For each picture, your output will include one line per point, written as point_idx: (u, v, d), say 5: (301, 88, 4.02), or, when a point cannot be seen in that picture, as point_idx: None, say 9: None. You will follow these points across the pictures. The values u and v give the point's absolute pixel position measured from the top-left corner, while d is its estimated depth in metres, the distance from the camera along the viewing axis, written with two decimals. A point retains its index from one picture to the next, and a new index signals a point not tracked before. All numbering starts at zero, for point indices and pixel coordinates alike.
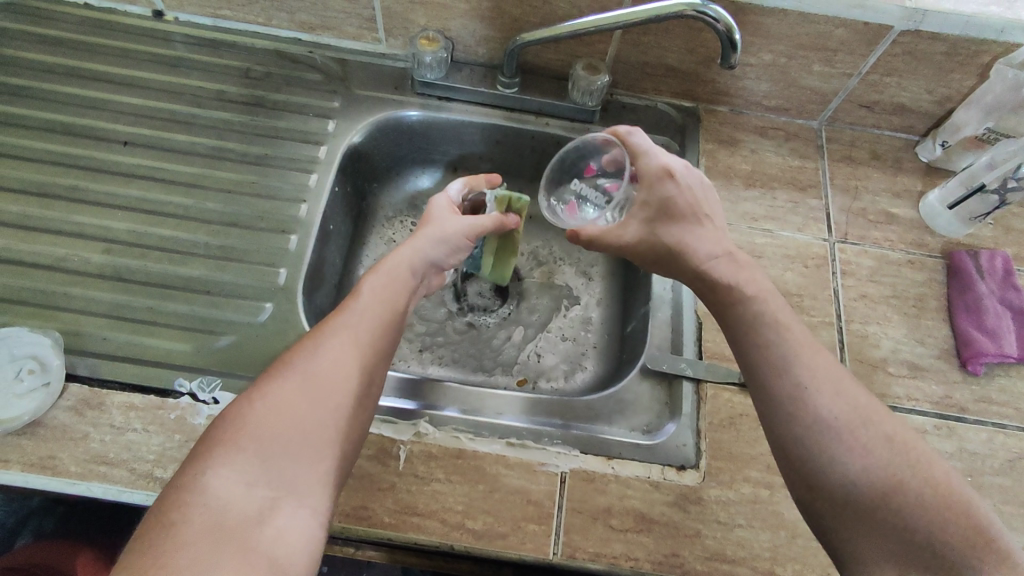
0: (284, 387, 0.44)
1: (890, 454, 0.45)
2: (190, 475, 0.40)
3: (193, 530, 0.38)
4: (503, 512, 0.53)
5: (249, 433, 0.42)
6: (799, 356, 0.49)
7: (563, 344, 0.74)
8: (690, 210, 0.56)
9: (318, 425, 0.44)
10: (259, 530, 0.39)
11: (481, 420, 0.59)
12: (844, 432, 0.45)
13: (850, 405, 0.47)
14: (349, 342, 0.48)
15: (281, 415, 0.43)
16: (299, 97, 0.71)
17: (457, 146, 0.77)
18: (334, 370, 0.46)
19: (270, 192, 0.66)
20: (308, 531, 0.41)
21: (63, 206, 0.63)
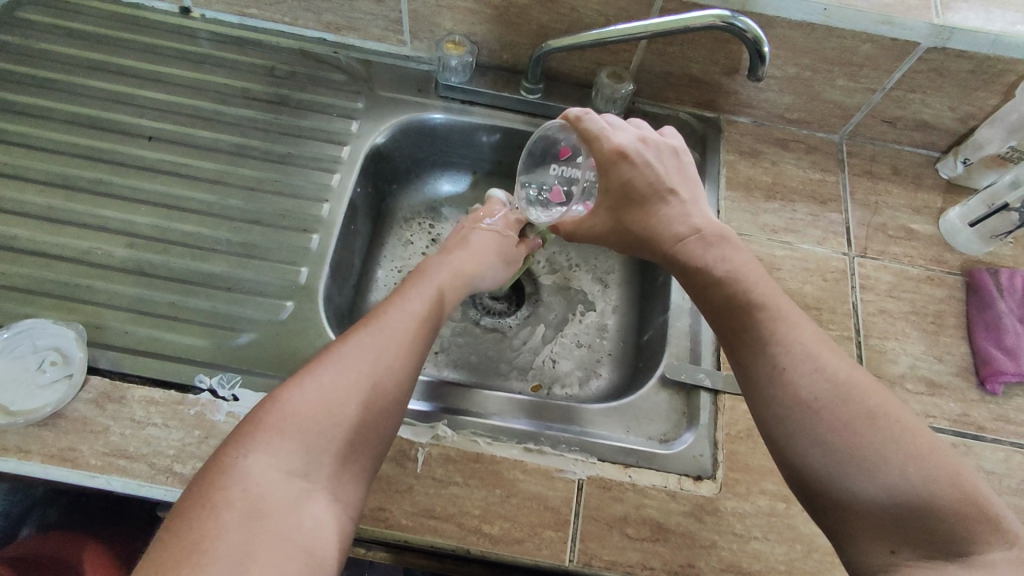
0: (327, 377, 0.44)
1: (869, 434, 0.42)
2: (230, 458, 0.40)
3: (233, 516, 0.38)
4: (519, 517, 0.53)
5: (292, 421, 0.42)
6: (776, 335, 0.47)
7: (578, 351, 0.74)
8: (653, 190, 0.55)
9: (358, 419, 0.44)
10: (295, 521, 0.39)
11: (497, 423, 0.59)
12: (825, 409, 0.44)
13: (831, 380, 0.45)
14: (395, 338, 0.48)
15: (324, 407, 0.43)
16: (323, 97, 0.72)
17: (479, 150, 0.77)
18: (379, 366, 0.46)
19: (292, 191, 0.66)
20: (336, 526, 0.41)
21: (88, 198, 0.63)
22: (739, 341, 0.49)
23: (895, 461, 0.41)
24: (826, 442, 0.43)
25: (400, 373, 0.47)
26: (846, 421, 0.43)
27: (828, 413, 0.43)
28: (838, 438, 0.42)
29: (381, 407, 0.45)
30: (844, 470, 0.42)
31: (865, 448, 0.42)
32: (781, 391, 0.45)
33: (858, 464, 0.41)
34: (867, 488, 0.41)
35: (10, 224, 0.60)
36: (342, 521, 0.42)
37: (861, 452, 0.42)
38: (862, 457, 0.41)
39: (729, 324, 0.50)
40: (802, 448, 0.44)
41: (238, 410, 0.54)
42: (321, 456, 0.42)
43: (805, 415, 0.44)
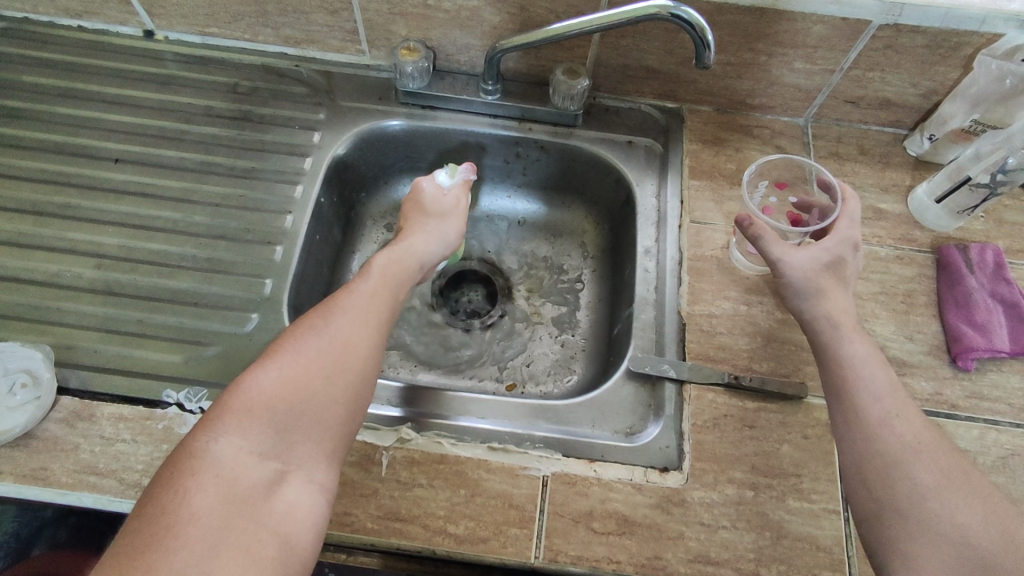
0: (292, 362, 0.46)
1: (960, 483, 0.45)
2: (197, 444, 0.42)
3: (205, 501, 0.39)
4: (484, 516, 0.53)
5: (259, 406, 0.44)
6: (868, 373, 0.51)
7: (552, 348, 0.74)
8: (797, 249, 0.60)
9: (326, 403, 0.46)
10: (268, 506, 0.41)
11: (465, 424, 0.59)
12: (908, 437, 0.48)
13: (938, 438, 0.48)
14: (355, 323, 0.50)
15: (291, 391, 0.45)
16: (285, 111, 0.73)
17: (444, 154, 0.77)
18: (342, 349, 0.48)
19: (257, 205, 0.67)
20: (313, 507, 0.43)
21: (57, 222, 0.64)
22: (830, 376, 0.53)
23: (960, 500, 0.44)
24: (895, 465, 0.46)
25: (364, 355, 0.49)
26: (922, 453, 0.47)
27: (916, 446, 0.47)
28: (933, 474, 0.46)
29: (347, 389, 0.47)
30: (911, 492, 0.45)
31: (955, 491, 0.45)
32: (858, 411, 0.49)
33: (919, 489, 0.45)
34: (943, 520, 0.44)
35: None
36: (319, 503, 0.44)
37: (949, 491, 0.45)
38: (924, 482, 0.45)
39: (828, 362, 0.53)
40: (868, 464, 0.47)
41: None
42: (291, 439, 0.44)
43: (874, 436, 0.48)
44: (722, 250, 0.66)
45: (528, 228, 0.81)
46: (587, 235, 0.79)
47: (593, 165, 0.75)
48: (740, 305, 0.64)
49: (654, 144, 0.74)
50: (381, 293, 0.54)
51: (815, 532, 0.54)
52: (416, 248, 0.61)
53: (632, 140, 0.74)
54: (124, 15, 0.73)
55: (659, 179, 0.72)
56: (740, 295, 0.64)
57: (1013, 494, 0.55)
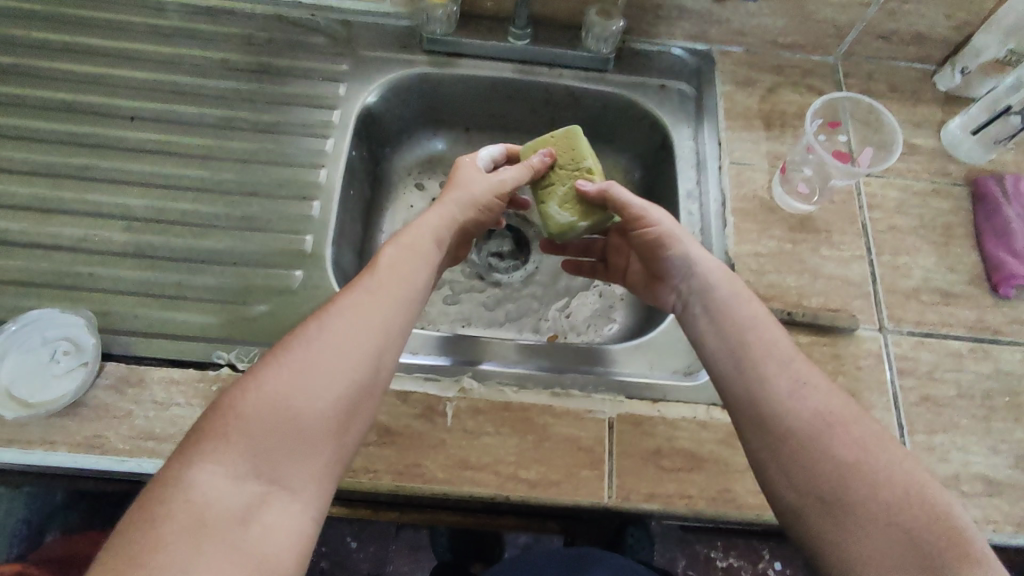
0: (278, 372, 0.41)
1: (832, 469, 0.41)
2: (172, 469, 0.38)
3: (172, 528, 0.35)
4: (554, 460, 0.53)
5: (240, 422, 0.39)
6: (749, 355, 0.47)
7: (591, 299, 0.73)
8: (658, 242, 0.55)
9: (317, 415, 0.41)
10: (245, 529, 0.37)
11: (526, 371, 0.58)
12: (791, 424, 0.43)
13: (812, 412, 0.43)
14: (352, 322, 0.44)
15: (275, 404, 0.40)
16: (304, 62, 0.69)
17: (472, 106, 0.75)
18: (335, 353, 0.43)
19: (286, 159, 0.64)
20: (304, 530, 0.39)
21: (76, 184, 0.61)
22: (720, 375, 0.48)
23: (831, 490, 0.40)
24: (775, 458, 0.43)
25: (364, 358, 0.44)
26: (781, 446, 0.43)
27: (795, 433, 0.43)
28: (805, 468, 0.41)
29: (347, 398, 0.42)
30: (814, 478, 0.41)
31: (828, 483, 0.41)
32: (762, 407, 0.44)
33: (828, 472, 0.41)
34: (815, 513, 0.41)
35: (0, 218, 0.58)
36: (306, 523, 0.39)
37: (824, 485, 0.41)
38: (797, 475, 0.42)
39: (724, 361, 0.48)
40: (785, 459, 0.42)
41: None
42: (281, 455, 0.39)
43: (784, 431, 0.43)
44: (765, 190, 0.66)
45: None
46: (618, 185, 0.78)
47: (625, 111, 0.73)
48: (785, 243, 0.64)
49: (687, 88, 0.72)
50: (393, 283, 0.48)
51: None
52: (439, 229, 0.54)
53: (664, 83, 0.72)
54: None
55: (694, 124, 0.71)
56: (785, 234, 0.64)
57: None
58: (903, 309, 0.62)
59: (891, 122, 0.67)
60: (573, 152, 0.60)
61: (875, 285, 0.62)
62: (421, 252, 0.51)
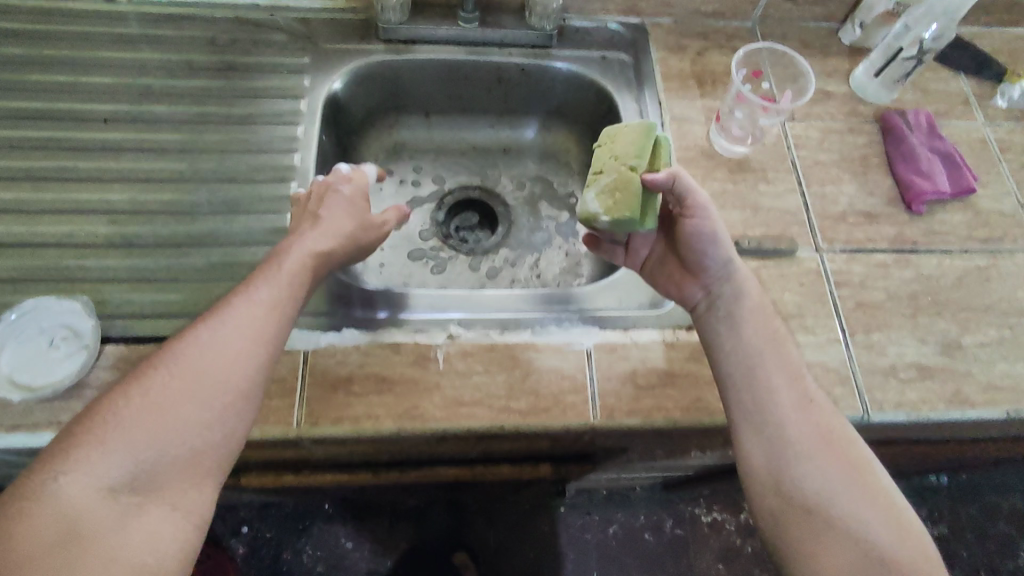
0: (146, 393, 0.45)
1: (807, 468, 0.50)
2: (38, 482, 0.42)
3: (44, 541, 0.40)
4: (542, 390, 0.58)
5: (108, 438, 0.43)
6: (765, 364, 0.54)
7: (557, 258, 0.79)
8: (699, 236, 0.58)
9: (184, 428, 0.45)
10: (116, 537, 0.42)
11: (508, 314, 0.63)
12: (801, 424, 0.52)
13: (814, 425, 0.52)
14: (215, 345, 0.48)
15: (140, 422, 0.44)
16: (268, 58, 0.73)
17: (430, 90, 0.80)
18: (197, 374, 0.47)
19: (260, 147, 0.68)
20: (177, 531, 0.44)
21: (55, 185, 0.63)
22: (739, 368, 0.54)
23: (794, 480, 0.50)
24: (767, 444, 0.51)
25: (227, 376, 0.47)
26: (771, 434, 0.51)
27: (792, 434, 0.51)
28: (781, 456, 0.51)
29: (214, 412, 0.46)
30: (790, 468, 0.50)
31: (796, 473, 0.50)
32: (765, 399, 0.53)
33: (800, 471, 0.50)
34: (777, 495, 0.50)
35: None
36: (182, 523, 0.44)
37: (790, 473, 0.50)
38: (773, 461, 0.51)
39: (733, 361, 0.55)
40: (779, 447, 0.51)
41: None
42: (149, 464, 0.44)
43: (779, 425, 0.52)
44: (704, 140, 0.73)
45: (517, 153, 0.86)
46: (571, 154, 0.85)
47: (571, 83, 0.79)
48: (727, 184, 0.71)
49: (626, 57, 0.79)
50: (262, 299, 0.51)
51: (824, 358, 0.62)
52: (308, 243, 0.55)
53: (604, 56, 0.79)
54: None
55: (636, 86, 0.78)
56: (726, 176, 0.71)
57: (970, 305, 0.66)
58: (834, 231, 0.69)
59: (801, 70, 0.77)
60: (639, 148, 0.57)
61: (808, 213, 0.70)
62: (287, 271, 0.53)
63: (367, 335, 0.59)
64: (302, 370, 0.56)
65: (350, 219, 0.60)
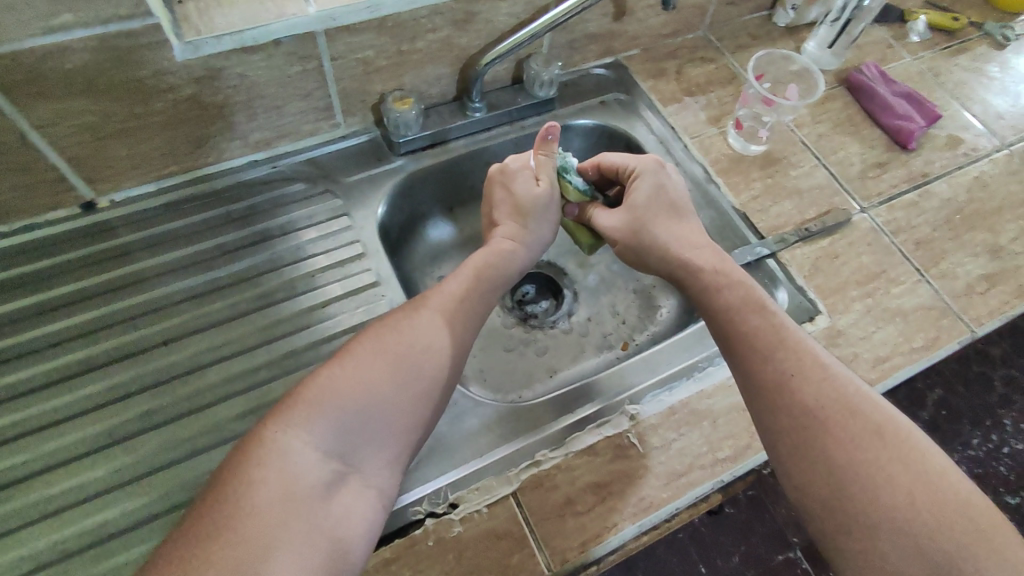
0: (363, 366, 0.50)
1: (836, 447, 0.46)
2: (268, 434, 0.45)
3: (268, 494, 0.42)
4: (734, 429, 0.60)
5: (330, 401, 0.47)
6: (765, 344, 0.52)
7: (631, 299, 0.81)
8: (627, 250, 0.64)
9: (394, 408, 0.49)
10: (325, 507, 0.43)
11: (664, 372, 0.63)
12: (822, 426, 0.47)
13: (830, 398, 0.48)
14: (418, 334, 0.53)
15: (359, 390, 0.48)
16: (297, 212, 0.69)
17: (454, 186, 0.79)
18: (409, 356, 0.51)
19: (341, 308, 0.64)
20: (365, 518, 0.45)
21: (155, 435, 0.55)
22: (752, 374, 0.51)
23: (821, 465, 0.46)
24: (789, 424, 0.48)
25: (433, 363, 0.52)
26: (786, 412, 0.49)
27: (809, 408, 0.48)
28: (799, 435, 0.47)
29: (411, 404, 0.50)
30: (817, 449, 0.46)
31: (827, 461, 0.46)
32: (762, 373, 0.51)
33: (824, 450, 0.46)
34: (808, 482, 0.46)
35: (93, 513, 0.51)
36: (372, 511, 0.46)
37: (814, 454, 0.46)
38: (789, 442, 0.48)
39: (721, 324, 0.55)
40: (807, 446, 0.47)
41: (468, 512, 0.55)
42: (352, 438, 0.47)
43: (791, 398, 0.49)
44: (726, 147, 0.79)
45: None
46: None
47: (583, 134, 0.81)
48: (765, 180, 0.77)
49: (621, 95, 0.82)
50: (444, 299, 0.57)
51: (919, 299, 0.70)
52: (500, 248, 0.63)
53: (602, 100, 0.82)
54: (59, 195, 0.62)
55: (642, 117, 0.81)
56: (761, 174, 0.77)
57: (988, 211, 0.77)
58: (865, 188, 0.77)
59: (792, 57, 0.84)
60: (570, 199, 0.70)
61: (838, 180, 0.78)
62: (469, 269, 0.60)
63: (558, 450, 0.58)
64: (521, 510, 0.55)
65: (534, 214, 0.65)
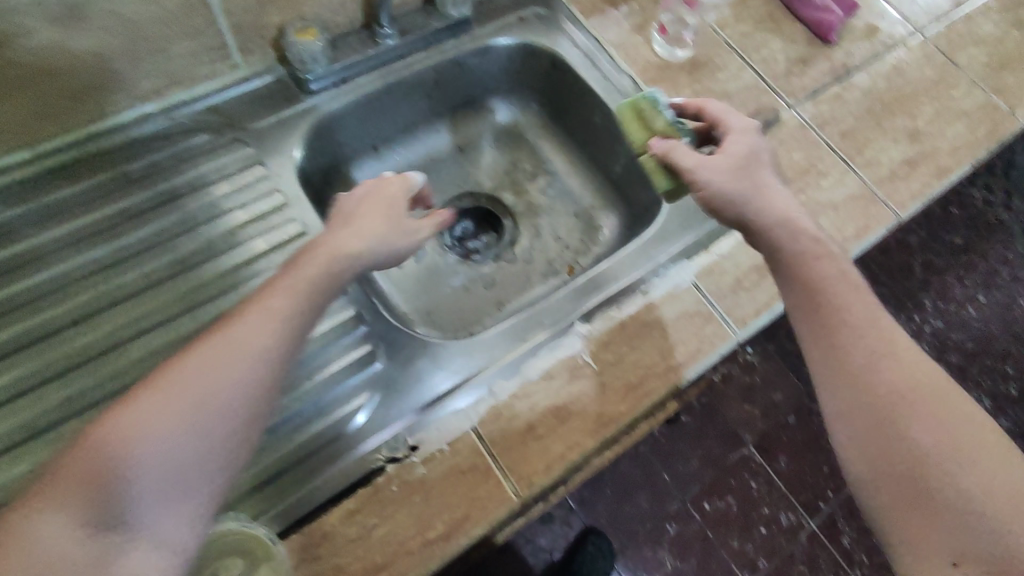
0: (203, 362, 0.40)
1: (893, 380, 0.42)
2: (84, 444, 0.37)
3: (61, 522, 0.34)
4: (685, 335, 0.60)
5: (157, 402, 0.38)
6: (813, 271, 0.48)
7: (572, 222, 0.80)
8: (705, 200, 0.55)
9: (234, 410, 0.40)
10: (128, 534, 0.35)
11: (612, 289, 0.63)
12: (873, 358, 0.44)
13: (883, 328, 0.45)
14: (273, 318, 0.43)
15: (193, 390, 0.39)
16: (204, 166, 0.63)
17: (375, 123, 0.75)
18: (256, 348, 0.41)
19: (267, 263, 0.60)
20: (183, 541, 0.37)
21: (81, 422, 0.51)
22: (800, 306, 0.48)
23: (873, 398, 0.42)
24: (839, 354, 0.45)
25: (283, 355, 0.42)
26: (843, 342, 0.45)
27: (864, 336, 0.44)
28: (851, 368, 0.44)
29: (270, 376, 0.42)
30: (871, 381, 0.43)
31: (877, 394, 0.42)
32: (820, 302, 0.47)
33: (877, 383, 0.43)
34: (861, 420, 0.42)
35: None
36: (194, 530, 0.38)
37: (866, 385, 0.43)
38: (847, 372, 0.44)
39: (768, 245, 0.51)
40: (859, 379, 0.43)
41: (429, 451, 0.54)
42: (190, 427, 0.38)
43: (844, 325, 0.45)
44: (652, 56, 0.77)
45: (476, 144, 0.83)
46: (527, 121, 0.84)
47: (505, 55, 0.77)
48: (693, 86, 0.75)
49: (541, 9, 0.78)
50: (317, 253, 0.48)
51: (847, 191, 0.71)
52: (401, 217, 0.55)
53: (521, 16, 0.77)
54: None
55: (564, 31, 0.77)
56: (689, 80, 0.76)
57: (907, 97, 0.79)
58: (790, 85, 0.77)
59: None
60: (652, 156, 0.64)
61: (764, 80, 0.77)
62: (349, 235, 0.50)
63: (514, 379, 0.58)
64: (483, 443, 0.55)
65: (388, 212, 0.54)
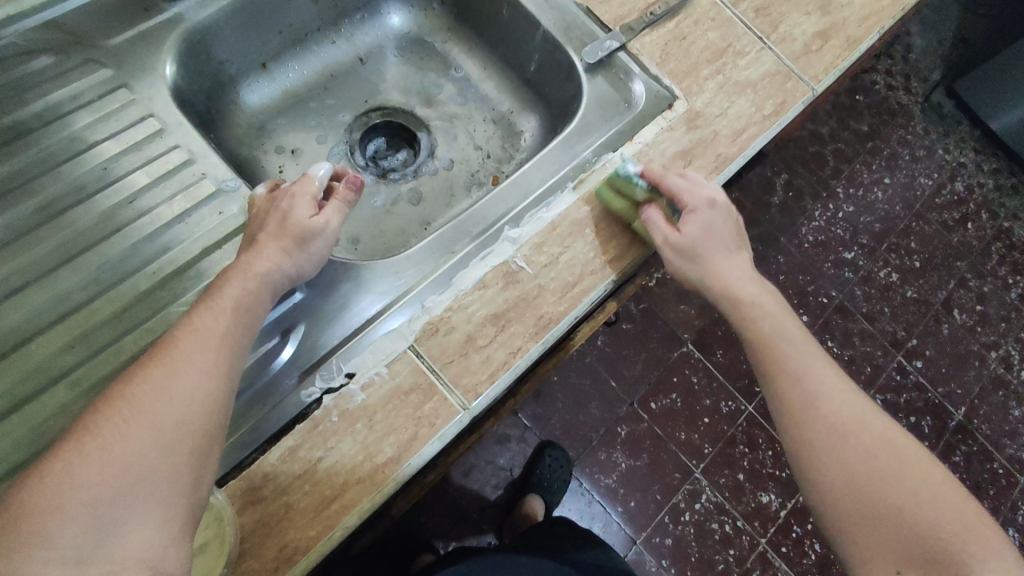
0: (146, 391, 0.39)
1: (819, 413, 0.49)
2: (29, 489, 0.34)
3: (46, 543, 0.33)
4: (617, 228, 0.59)
5: (104, 440, 0.36)
6: (772, 331, 0.53)
7: (492, 130, 0.76)
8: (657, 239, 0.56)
9: (192, 424, 0.39)
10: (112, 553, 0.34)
11: (537, 192, 0.61)
12: (810, 400, 0.50)
13: (808, 369, 0.52)
14: (216, 339, 0.43)
15: (140, 420, 0.38)
16: (57, 94, 0.56)
17: (257, 34, 0.66)
18: (201, 370, 0.41)
19: (152, 198, 0.54)
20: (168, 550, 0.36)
21: None
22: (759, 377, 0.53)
23: (823, 438, 0.48)
24: (787, 400, 0.50)
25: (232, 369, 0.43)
26: (788, 388, 0.51)
27: (800, 377, 0.51)
28: (799, 409, 0.50)
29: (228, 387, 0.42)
30: (813, 418, 0.49)
31: (824, 435, 0.48)
32: (768, 350, 0.52)
33: (821, 425, 0.49)
34: (830, 474, 0.47)
35: None
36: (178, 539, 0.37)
37: (817, 431, 0.49)
38: (796, 413, 0.50)
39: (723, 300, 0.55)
40: (804, 423, 0.49)
41: (367, 377, 0.51)
42: (156, 445, 0.37)
43: (785, 367, 0.52)
44: None
45: (377, 52, 0.76)
46: (430, 22, 0.77)
47: None
48: None
49: None
50: (243, 269, 0.48)
51: (768, 65, 0.69)
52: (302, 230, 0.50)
53: None
54: None
55: None
56: None
57: None
58: None
59: None
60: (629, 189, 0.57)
61: None
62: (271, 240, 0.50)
63: (446, 293, 0.55)
64: (422, 360, 0.52)
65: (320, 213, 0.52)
